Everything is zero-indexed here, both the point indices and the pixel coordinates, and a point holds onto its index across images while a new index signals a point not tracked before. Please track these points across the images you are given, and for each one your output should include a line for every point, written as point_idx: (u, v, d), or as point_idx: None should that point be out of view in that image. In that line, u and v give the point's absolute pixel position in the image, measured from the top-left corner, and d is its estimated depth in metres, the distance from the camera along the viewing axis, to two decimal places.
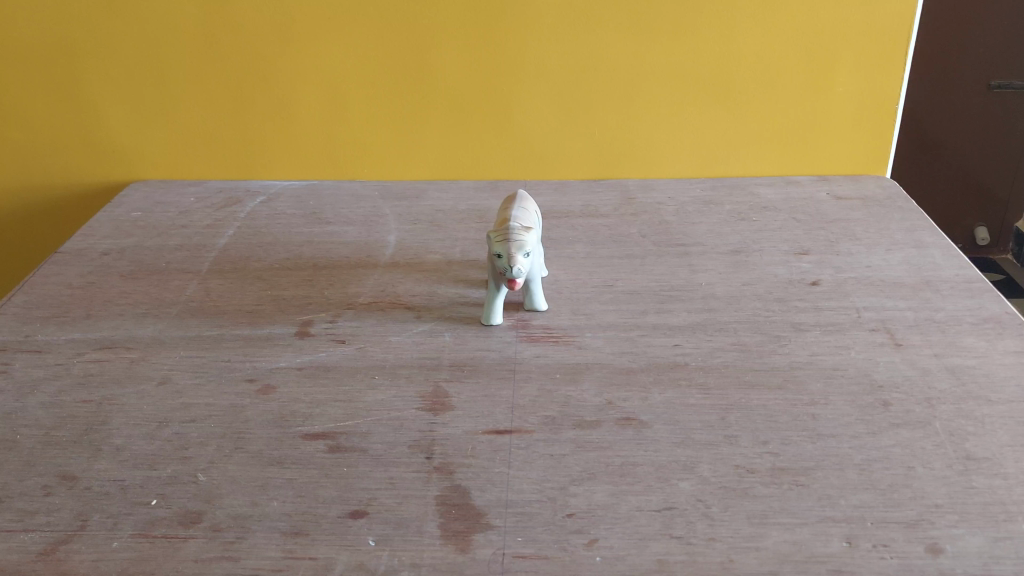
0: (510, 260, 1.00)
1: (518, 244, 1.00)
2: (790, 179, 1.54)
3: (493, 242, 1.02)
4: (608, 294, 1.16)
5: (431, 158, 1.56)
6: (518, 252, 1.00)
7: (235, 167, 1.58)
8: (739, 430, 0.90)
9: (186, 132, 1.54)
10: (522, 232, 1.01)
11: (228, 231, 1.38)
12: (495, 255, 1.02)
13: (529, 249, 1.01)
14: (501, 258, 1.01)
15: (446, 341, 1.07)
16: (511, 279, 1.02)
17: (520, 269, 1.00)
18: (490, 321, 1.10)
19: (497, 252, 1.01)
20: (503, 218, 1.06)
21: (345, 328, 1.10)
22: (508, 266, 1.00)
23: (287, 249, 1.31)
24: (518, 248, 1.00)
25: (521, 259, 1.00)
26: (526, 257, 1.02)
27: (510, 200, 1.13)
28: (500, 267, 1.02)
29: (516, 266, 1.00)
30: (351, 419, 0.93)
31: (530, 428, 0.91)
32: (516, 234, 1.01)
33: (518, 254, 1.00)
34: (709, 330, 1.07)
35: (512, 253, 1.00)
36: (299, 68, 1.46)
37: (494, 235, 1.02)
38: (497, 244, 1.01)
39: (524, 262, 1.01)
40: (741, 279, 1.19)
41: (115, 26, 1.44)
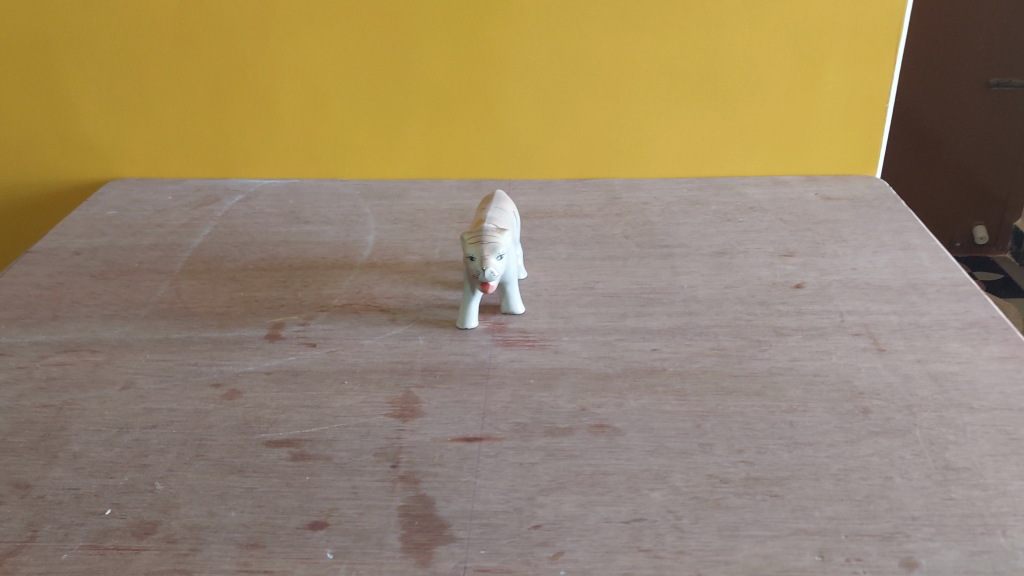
0: (483, 262, 0.97)
1: (491, 246, 0.98)
2: (779, 179, 1.52)
3: (466, 244, 1.00)
4: (588, 296, 1.14)
5: (414, 157, 1.53)
6: (491, 254, 0.98)
7: (215, 164, 1.55)
8: (714, 438, 0.87)
9: (165, 128, 1.52)
10: (495, 233, 0.99)
11: (203, 230, 1.35)
12: (468, 257, 0.99)
13: (502, 251, 0.99)
14: (474, 261, 0.98)
15: (420, 345, 1.05)
16: (484, 282, 0.99)
17: (494, 272, 0.98)
18: (465, 324, 1.07)
19: (469, 254, 0.99)
20: (478, 219, 1.03)
21: (317, 331, 1.08)
22: (481, 268, 0.97)
23: (262, 250, 1.28)
24: (490, 251, 0.98)
25: (493, 262, 0.98)
26: (499, 259, 0.99)
27: (487, 200, 1.11)
28: (472, 270, 1.00)
29: (489, 268, 0.97)
30: (317, 426, 0.91)
31: (500, 436, 0.88)
32: (489, 235, 0.98)
33: (490, 255, 0.98)
34: (689, 334, 1.05)
35: (484, 255, 0.97)
36: (280, 62, 1.44)
37: (467, 237, 0.99)
38: (470, 246, 0.99)
39: (498, 265, 0.99)
40: (724, 281, 1.16)
41: (91, 21, 1.41)
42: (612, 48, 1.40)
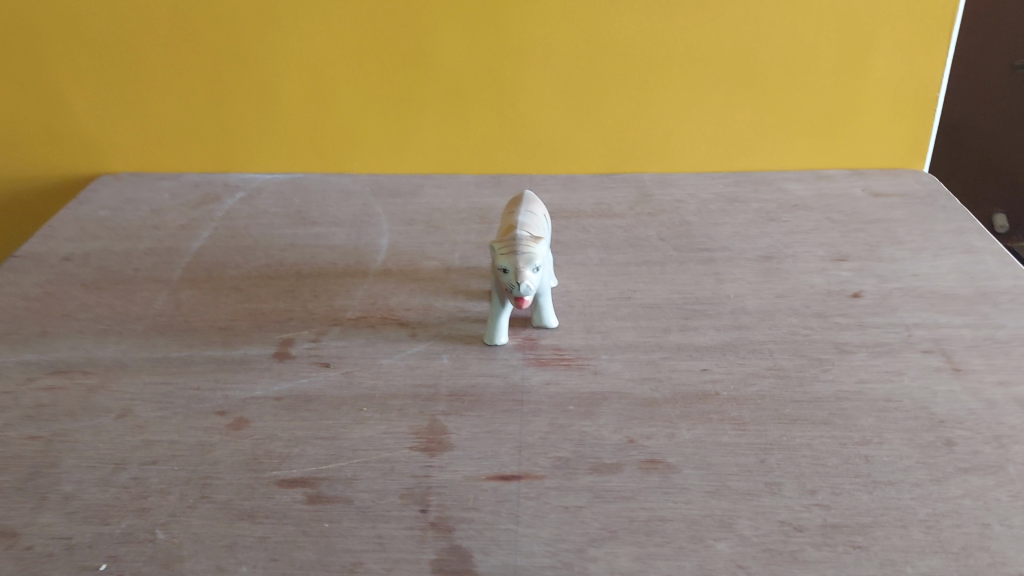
0: (517, 275, 0.87)
1: (526, 257, 0.88)
2: (821, 173, 1.41)
3: (498, 255, 0.89)
4: (626, 308, 1.04)
5: (428, 149, 1.43)
6: (526, 266, 0.87)
7: (216, 158, 1.45)
8: (782, 476, 0.78)
9: (161, 120, 1.41)
10: (530, 242, 0.89)
11: (204, 233, 1.25)
12: (501, 270, 0.89)
13: (538, 262, 0.88)
14: (507, 273, 0.88)
15: (445, 365, 0.95)
16: (518, 297, 0.89)
17: (530, 286, 0.88)
18: (494, 341, 0.98)
19: (502, 266, 0.89)
20: (508, 226, 0.93)
21: (330, 349, 0.98)
22: (516, 282, 0.87)
23: (269, 255, 1.19)
24: (526, 262, 0.87)
25: (529, 275, 0.88)
26: (535, 272, 0.89)
27: (515, 203, 1.01)
28: (505, 284, 0.89)
29: (524, 282, 0.87)
30: (334, 461, 0.81)
31: (541, 473, 0.79)
32: (524, 245, 0.88)
33: (526, 267, 0.87)
34: (741, 352, 0.95)
35: (519, 267, 0.87)
36: (286, 50, 1.33)
37: (499, 247, 0.89)
38: (502, 256, 0.88)
39: (533, 278, 0.88)
40: (774, 289, 1.07)
41: (77, 6, 1.30)
42: (645, 33, 1.29)
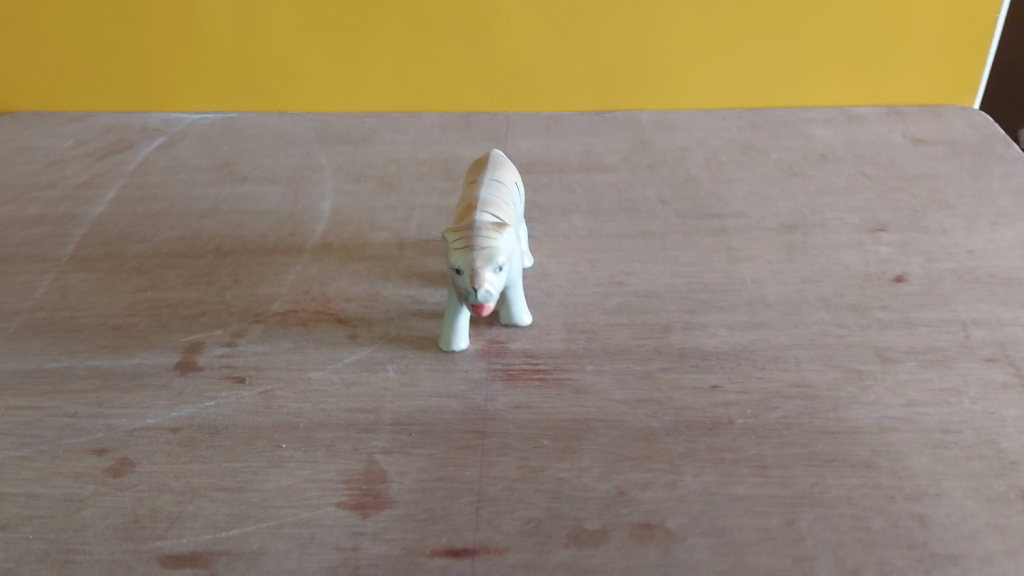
0: (474, 277, 0.67)
1: (486, 253, 0.67)
2: (850, 110, 1.19)
3: (450, 247, 0.69)
4: (617, 297, 0.85)
5: (383, 84, 1.20)
6: (486, 266, 0.67)
7: (133, 94, 1.22)
8: (815, 548, 0.60)
9: (63, 46, 1.18)
10: (493, 234, 0.69)
11: (109, 194, 1.03)
12: (454, 268, 0.69)
13: (502, 261, 0.69)
14: (462, 276, 0.69)
15: (390, 380, 0.76)
16: (474, 304, 0.69)
17: (490, 292, 0.68)
18: (453, 346, 0.78)
19: (456, 266, 0.69)
20: (467, 208, 0.73)
21: (247, 357, 0.79)
22: (472, 287, 0.67)
23: (185, 224, 0.98)
24: (486, 261, 0.67)
25: (489, 277, 0.68)
26: (499, 271, 0.69)
27: (478, 173, 0.80)
28: (459, 286, 0.69)
29: (483, 287, 0.67)
30: (238, 526, 0.63)
31: (504, 545, 0.61)
32: (484, 237, 0.68)
33: (485, 266, 0.67)
34: (761, 361, 0.76)
35: (477, 268, 0.67)
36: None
37: (451, 241, 0.69)
38: (455, 250, 0.68)
39: (495, 281, 0.68)
40: (799, 272, 0.87)
41: None
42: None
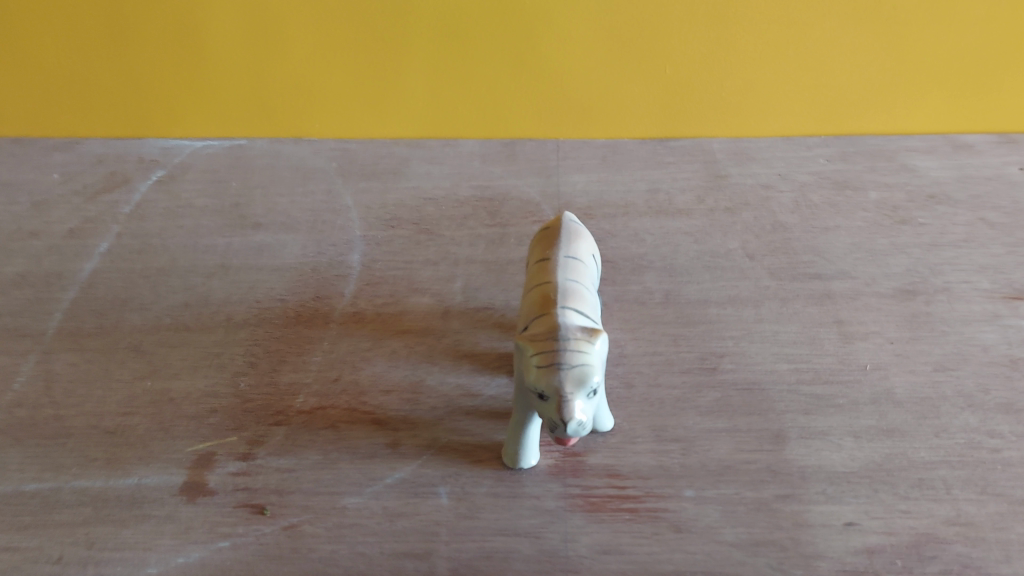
0: (563, 407, 0.53)
1: (577, 376, 0.53)
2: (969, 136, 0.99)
3: (528, 363, 0.54)
4: (712, 391, 0.70)
5: (418, 110, 1.07)
6: (577, 393, 0.53)
7: (131, 118, 1.07)
8: None
9: (80, 74, 1.10)
10: (583, 347, 0.54)
11: (101, 245, 0.88)
12: (534, 391, 0.54)
13: (596, 382, 0.54)
14: (544, 401, 0.54)
15: (444, 511, 0.62)
16: (560, 436, 0.55)
17: (581, 424, 0.54)
18: (520, 462, 0.64)
19: (536, 388, 0.54)
20: (543, 302, 0.58)
21: (268, 476, 0.64)
22: (559, 420, 0.53)
23: (189, 286, 0.83)
24: (576, 385, 0.53)
25: (581, 406, 0.53)
26: (590, 395, 0.54)
27: (548, 242, 0.64)
28: (540, 411, 0.55)
29: (574, 421, 0.53)
30: None
31: None
32: (574, 353, 0.53)
33: (576, 392, 0.53)
34: (903, 487, 0.64)
35: (566, 395, 0.53)
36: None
37: (529, 355, 0.54)
38: (536, 370, 0.54)
39: (587, 408, 0.54)
40: (929, 358, 0.74)
41: None
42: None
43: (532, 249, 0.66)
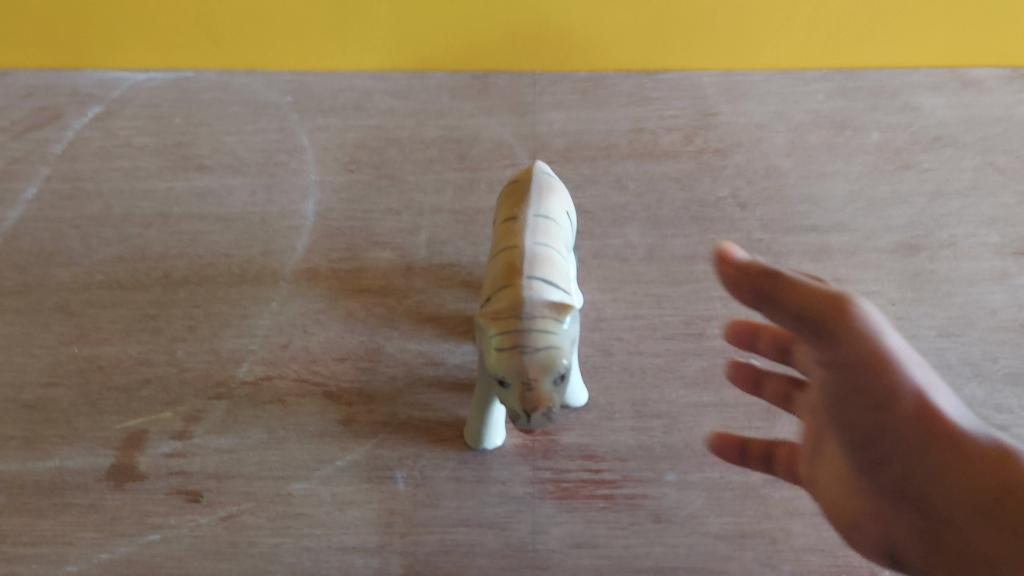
0: (527, 397, 0.47)
1: (543, 361, 0.47)
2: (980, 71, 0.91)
3: (489, 345, 0.48)
4: (699, 359, 0.64)
5: (375, 33, 0.95)
6: (543, 381, 0.47)
7: (61, 41, 0.95)
8: None
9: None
10: (551, 327, 0.48)
11: (28, 191, 0.80)
12: (495, 376, 0.48)
13: (566, 367, 0.48)
14: (506, 388, 0.48)
15: (400, 499, 0.56)
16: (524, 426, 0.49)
17: (548, 414, 0.48)
18: (483, 443, 0.58)
19: (497, 374, 0.48)
20: (507, 272, 0.51)
21: (205, 458, 0.58)
22: (522, 411, 0.47)
23: (125, 237, 0.75)
24: (542, 372, 0.47)
25: (547, 394, 0.47)
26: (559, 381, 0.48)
27: (518, 199, 0.57)
28: (502, 398, 0.49)
29: (540, 412, 0.47)
30: None
31: None
32: (541, 335, 0.47)
33: (542, 379, 0.47)
34: None
35: (530, 384, 0.47)
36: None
37: (490, 336, 0.48)
38: (497, 353, 0.47)
39: (556, 396, 0.48)
40: (935, 322, 0.67)
41: None
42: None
43: (500, 206, 0.59)
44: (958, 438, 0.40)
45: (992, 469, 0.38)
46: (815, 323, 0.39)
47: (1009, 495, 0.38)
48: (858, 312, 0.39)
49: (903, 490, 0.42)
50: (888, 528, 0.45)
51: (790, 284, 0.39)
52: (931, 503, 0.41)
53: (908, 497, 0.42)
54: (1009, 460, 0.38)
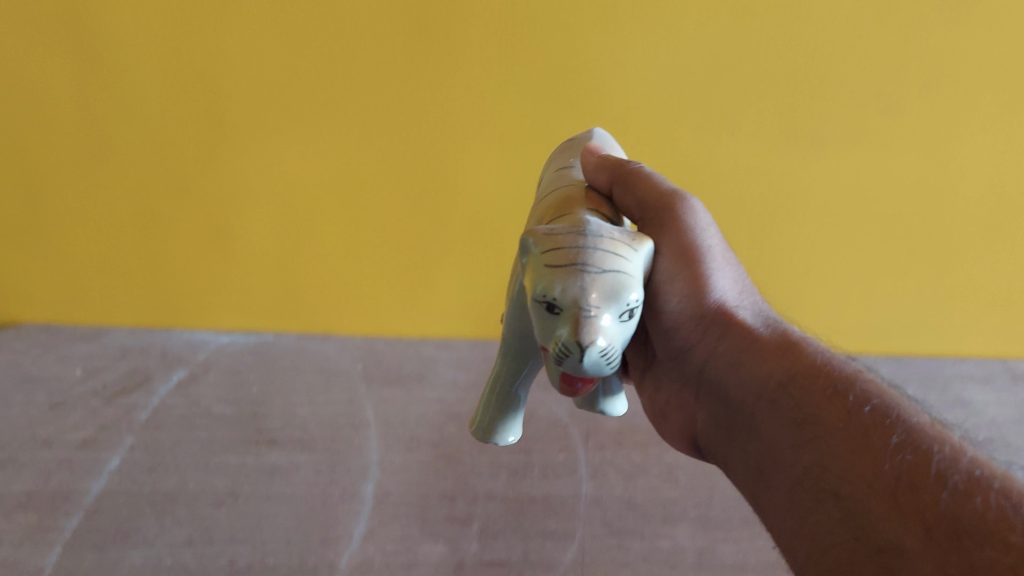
0: (580, 326, 0.36)
1: (608, 283, 0.37)
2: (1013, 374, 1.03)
3: (535, 262, 0.39)
4: None
5: (431, 313, 1.07)
6: (606, 305, 0.37)
7: (158, 295, 1.07)
8: None
9: (80, 232, 1.02)
10: (618, 253, 0.39)
11: (111, 460, 0.86)
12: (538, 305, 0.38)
13: (636, 301, 0.38)
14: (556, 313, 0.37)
15: None
16: (570, 372, 0.37)
17: (603, 356, 0.36)
18: (494, 441, 0.55)
19: (543, 293, 0.38)
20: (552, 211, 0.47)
21: None
22: (574, 342, 0.36)
23: (196, 517, 0.80)
24: (605, 295, 0.37)
25: (607, 328, 0.37)
26: (625, 318, 0.38)
27: (567, 152, 0.58)
28: (543, 340, 0.38)
29: (595, 344, 0.36)
30: None
31: None
32: (605, 258, 0.38)
33: (604, 307, 0.37)
34: None
35: (586, 308, 0.36)
36: (248, 104, 0.90)
37: (539, 249, 0.39)
38: (545, 269, 0.38)
39: (616, 332, 0.37)
40: None
41: None
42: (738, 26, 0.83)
43: (553, 160, 0.58)
44: (771, 340, 0.51)
45: (788, 363, 0.49)
46: (649, 209, 0.51)
47: (805, 380, 0.47)
48: (682, 203, 0.52)
49: (714, 386, 0.53)
50: (698, 432, 0.55)
51: (634, 176, 0.52)
52: (734, 403, 0.51)
53: (713, 390, 0.53)
54: (803, 358, 0.49)
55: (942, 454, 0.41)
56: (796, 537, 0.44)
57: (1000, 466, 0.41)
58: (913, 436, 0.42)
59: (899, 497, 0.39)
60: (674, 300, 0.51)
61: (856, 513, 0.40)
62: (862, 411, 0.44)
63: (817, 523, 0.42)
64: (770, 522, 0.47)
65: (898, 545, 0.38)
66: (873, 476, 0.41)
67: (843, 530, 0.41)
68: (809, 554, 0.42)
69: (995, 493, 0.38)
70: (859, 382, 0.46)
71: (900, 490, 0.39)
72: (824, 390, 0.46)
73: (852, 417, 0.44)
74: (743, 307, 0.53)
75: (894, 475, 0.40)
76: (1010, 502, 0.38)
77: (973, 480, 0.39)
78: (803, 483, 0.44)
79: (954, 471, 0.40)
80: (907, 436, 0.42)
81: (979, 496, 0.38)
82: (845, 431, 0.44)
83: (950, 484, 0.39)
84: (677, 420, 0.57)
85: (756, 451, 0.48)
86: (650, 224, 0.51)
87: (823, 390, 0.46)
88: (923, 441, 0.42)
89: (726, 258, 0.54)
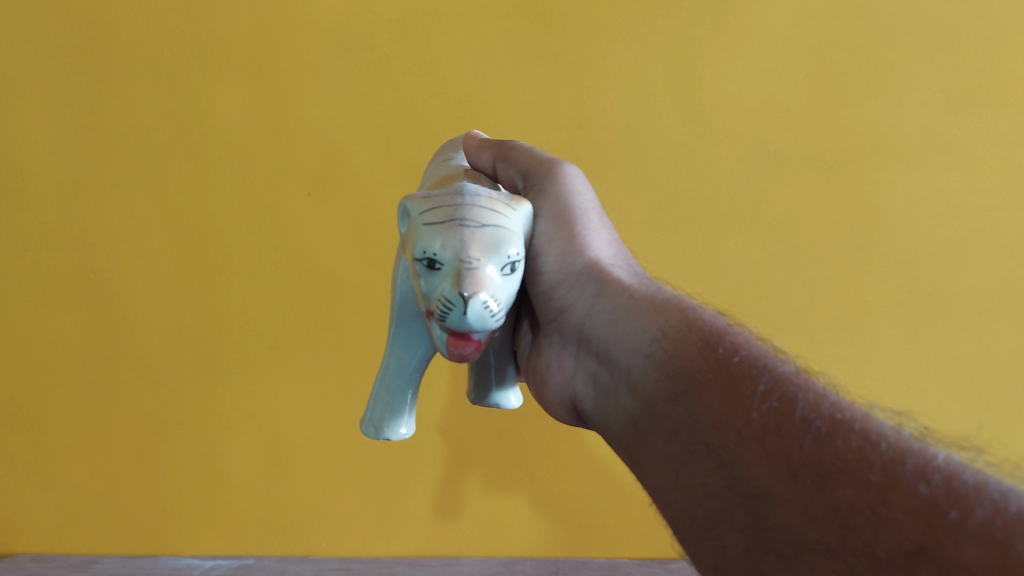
0: (463, 278, 0.43)
1: (486, 238, 0.45)
2: None
3: (417, 224, 0.46)
4: None
5: (406, 533, 1.14)
6: (485, 258, 0.44)
7: (144, 523, 1.15)
8: None
9: (85, 461, 1.12)
10: (495, 211, 0.47)
11: None
12: (425, 265, 0.45)
13: (514, 256, 0.46)
14: (440, 268, 0.44)
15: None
16: (455, 328, 0.44)
17: (486, 308, 0.43)
18: (384, 433, 0.58)
19: (428, 252, 0.44)
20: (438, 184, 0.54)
21: None
22: (458, 294, 0.42)
23: None
24: (485, 250, 0.44)
25: (487, 278, 0.44)
26: (502, 270, 0.45)
27: (450, 146, 0.66)
28: (430, 297, 0.44)
29: (476, 296, 0.42)
30: None
31: None
32: (483, 215, 0.46)
33: (483, 259, 0.44)
34: None
35: (468, 262, 0.43)
36: (236, 339, 1.06)
37: (425, 211, 0.46)
38: (433, 229, 0.45)
39: (496, 282, 0.44)
40: None
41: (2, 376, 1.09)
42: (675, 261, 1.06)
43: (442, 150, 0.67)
44: (643, 294, 0.54)
45: (662, 316, 0.52)
46: (527, 179, 0.59)
47: (680, 339, 0.49)
48: (561, 169, 0.59)
49: (592, 347, 0.56)
50: (580, 397, 0.58)
51: (517, 149, 0.61)
52: (615, 363, 0.53)
53: (591, 348, 0.56)
54: (677, 314, 0.51)
55: (806, 400, 0.41)
56: (671, 490, 0.45)
57: (860, 408, 0.42)
58: (779, 384, 0.43)
59: (767, 444, 0.40)
60: (552, 259, 0.56)
61: (726, 465, 0.41)
62: (732, 361, 0.46)
63: (693, 476, 0.43)
64: (648, 475, 0.48)
65: (767, 490, 0.38)
66: (742, 424, 0.42)
67: (717, 482, 0.41)
68: (688, 512, 0.43)
69: (860, 434, 0.39)
70: (728, 336, 0.48)
71: (768, 438, 0.40)
72: (700, 345, 0.48)
73: (722, 369, 0.45)
74: (615, 266, 0.58)
75: (762, 423, 0.41)
76: (869, 441, 0.38)
77: (834, 424, 0.39)
78: (678, 437, 0.45)
79: (817, 416, 0.40)
80: (773, 384, 0.43)
81: (841, 438, 0.38)
82: (715, 383, 0.45)
83: (815, 428, 0.39)
84: (558, 384, 0.60)
85: (638, 412, 0.50)
86: (531, 188, 0.58)
87: (696, 347, 0.48)
88: (790, 387, 0.43)
89: (598, 226, 0.60)
